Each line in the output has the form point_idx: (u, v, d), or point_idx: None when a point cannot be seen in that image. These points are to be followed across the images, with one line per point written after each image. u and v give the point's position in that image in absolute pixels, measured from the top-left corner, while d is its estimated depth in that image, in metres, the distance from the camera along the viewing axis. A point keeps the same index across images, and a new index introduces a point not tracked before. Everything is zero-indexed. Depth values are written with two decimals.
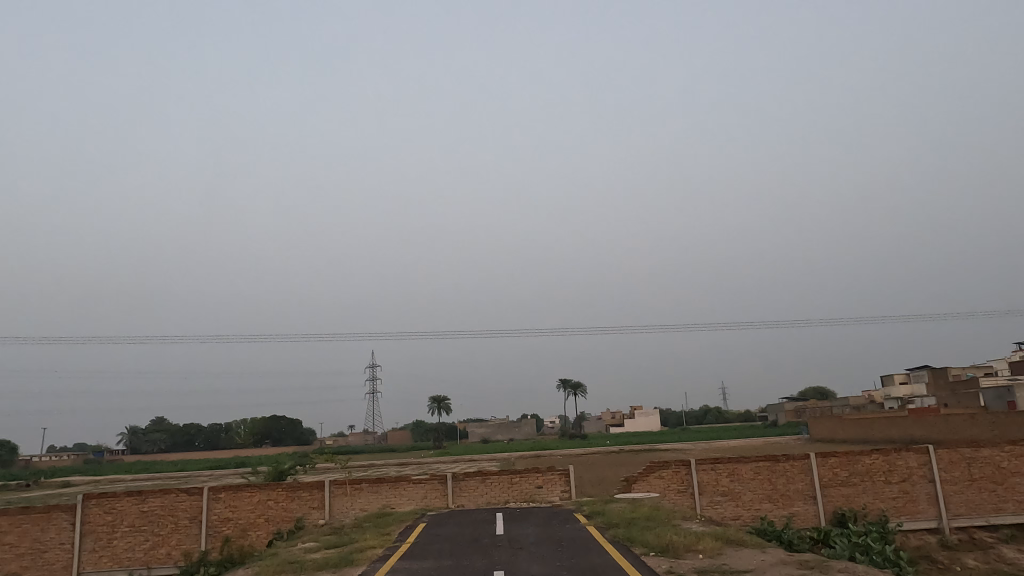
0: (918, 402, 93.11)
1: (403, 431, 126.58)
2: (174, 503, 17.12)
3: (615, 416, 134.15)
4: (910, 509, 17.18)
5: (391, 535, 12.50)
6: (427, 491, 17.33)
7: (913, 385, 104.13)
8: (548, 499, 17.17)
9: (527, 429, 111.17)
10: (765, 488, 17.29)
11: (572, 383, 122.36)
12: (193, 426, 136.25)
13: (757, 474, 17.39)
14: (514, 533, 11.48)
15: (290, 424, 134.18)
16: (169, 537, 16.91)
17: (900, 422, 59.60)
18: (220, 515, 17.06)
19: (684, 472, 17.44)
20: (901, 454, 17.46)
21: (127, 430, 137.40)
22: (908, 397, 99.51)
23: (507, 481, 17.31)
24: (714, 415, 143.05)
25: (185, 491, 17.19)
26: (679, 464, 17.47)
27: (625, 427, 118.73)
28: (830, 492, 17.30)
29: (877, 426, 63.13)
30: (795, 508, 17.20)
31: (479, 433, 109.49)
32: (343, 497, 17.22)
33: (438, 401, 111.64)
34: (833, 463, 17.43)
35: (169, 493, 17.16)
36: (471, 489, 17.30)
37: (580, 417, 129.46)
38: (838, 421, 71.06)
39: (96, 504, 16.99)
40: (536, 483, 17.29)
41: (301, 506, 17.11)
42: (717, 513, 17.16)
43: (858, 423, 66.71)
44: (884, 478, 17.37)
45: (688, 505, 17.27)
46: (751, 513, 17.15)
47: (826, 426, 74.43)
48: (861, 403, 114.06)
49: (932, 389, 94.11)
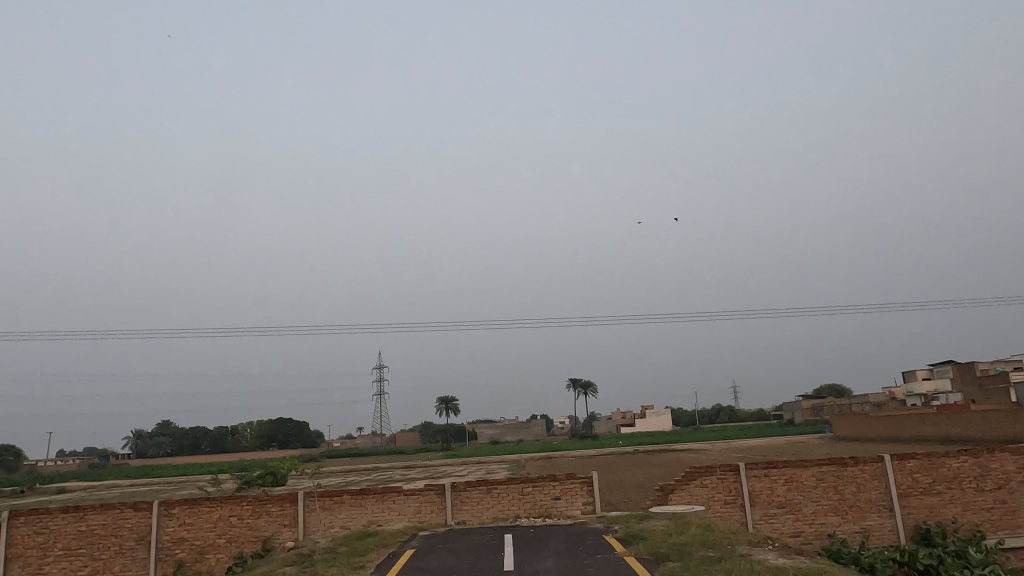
0: (943, 398, 89.14)
1: (411, 433, 123.68)
2: (117, 520, 14.26)
3: (627, 416, 130.69)
4: (1010, 523, 14.12)
5: (366, 569, 9.59)
6: (422, 505, 14.37)
7: (936, 381, 100.25)
8: (567, 513, 14.21)
9: (538, 429, 107.97)
10: (830, 498, 14.29)
11: (583, 382, 119.24)
12: (198, 431, 134.00)
13: (820, 481, 14.38)
14: (529, 569, 8.47)
15: (296, 426, 131.57)
16: (111, 563, 14.08)
17: (934, 420, 56.08)
18: (173, 535, 14.19)
19: (732, 479, 14.41)
20: (996, 456, 14.39)
21: (132, 433, 135.69)
22: (932, 393, 95.80)
23: (519, 492, 14.35)
24: (728, 414, 139.60)
25: (130, 506, 14.31)
26: (725, 470, 14.44)
27: (637, 427, 115.42)
28: (910, 502, 14.23)
29: (908, 423, 59.54)
30: (868, 522, 14.15)
31: (488, 434, 106.57)
32: (320, 512, 14.29)
33: (445, 402, 108.82)
34: (913, 468, 14.37)
35: (111, 510, 14.29)
36: (475, 502, 14.33)
37: (590, 417, 126.23)
38: (864, 418, 67.54)
39: (25, 524, 14.17)
40: (552, 494, 14.34)
41: (270, 524, 14.20)
42: (773, 529, 14.13)
43: (887, 420, 63.05)
44: (976, 485, 14.31)
45: (738, 520, 14.24)
46: (814, 529, 14.13)
47: (850, 424, 70.89)
48: (882, 400, 110.06)
49: (958, 386, 90.31)
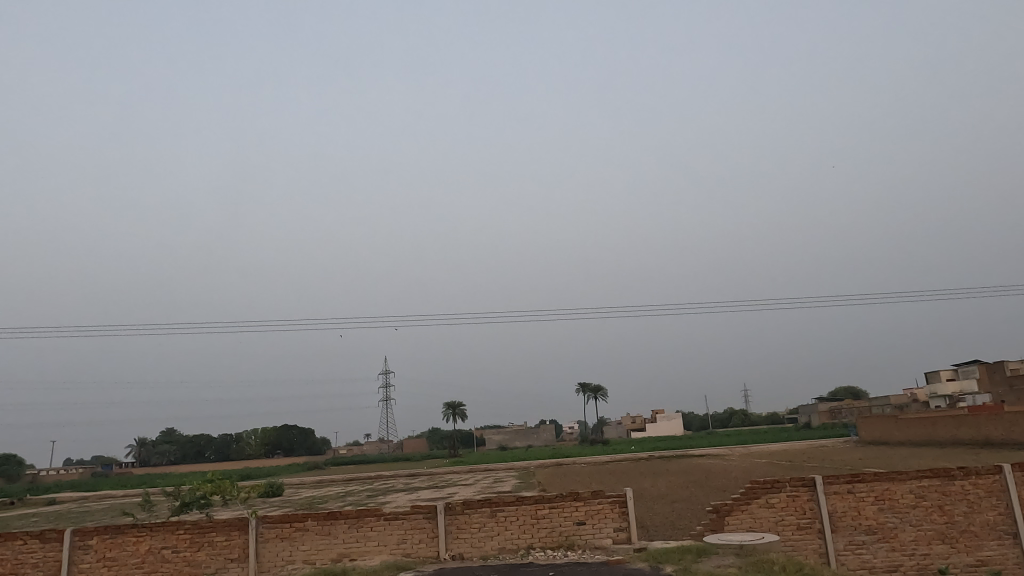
0: (970, 399, 85.02)
1: (417, 439, 120.57)
2: (19, 556, 11.17)
3: (637, 421, 126.91)
4: None
5: None
6: (407, 533, 11.18)
7: (961, 381, 95.85)
8: (594, 541, 11.04)
9: (547, 434, 104.60)
10: (934, 522, 11.06)
11: (593, 387, 115.80)
12: (203, 438, 131.38)
13: (919, 499, 11.15)
14: None
15: (302, 433, 128.71)
16: None
17: (972, 421, 52.20)
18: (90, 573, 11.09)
19: (807, 497, 11.20)
20: None
21: (137, 441, 133.94)
22: (957, 394, 91.66)
23: (532, 517, 11.17)
24: (740, 417, 135.75)
25: (36, 536, 11.22)
26: (797, 484, 11.25)
27: (648, 432, 111.83)
28: None
29: (942, 425, 55.72)
30: (986, 554, 10.90)
31: (496, 439, 103.11)
32: (276, 544, 11.15)
33: (452, 408, 105.52)
34: None
35: (11, 542, 11.20)
36: (475, 529, 11.14)
37: (600, 421, 122.63)
38: (893, 420, 63.74)
39: None
40: (576, 518, 11.15)
41: (212, 559, 11.08)
42: (862, 561, 10.92)
43: (919, 421, 59.03)
44: None
45: (816, 551, 11.02)
46: (917, 561, 10.91)
47: (878, 426, 66.99)
48: (903, 402, 105.91)
49: (986, 386, 86.19)
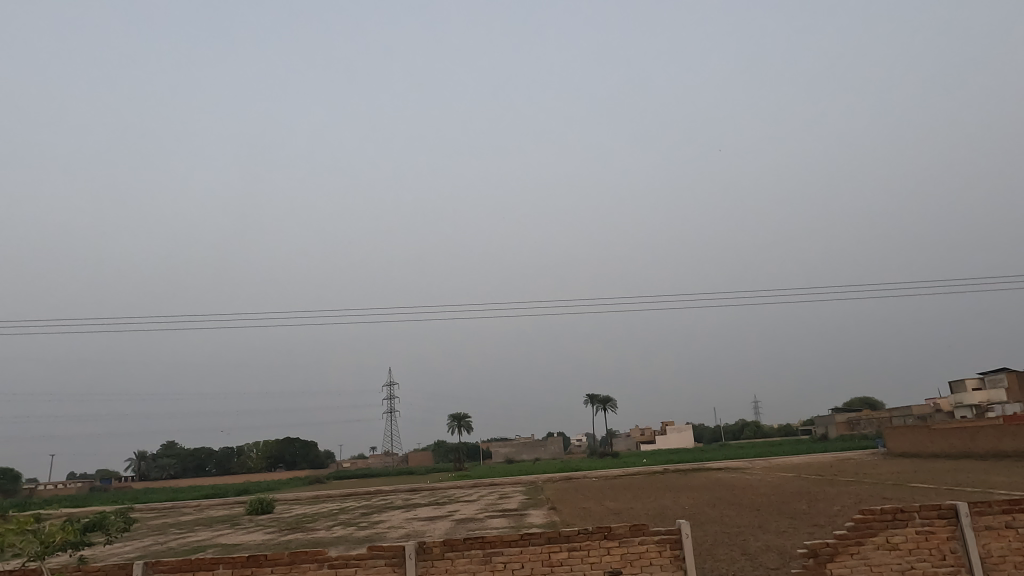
0: (999, 409, 80.28)
1: (422, 451, 116.47)
2: None
3: (648, 434, 122.45)
4: None
5: None
6: None
7: (989, 391, 91.04)
8: None
9: (554, 447, 100.35)
10: None
11: (602, 398, 111.88)
12: (204, 452, 127.79)
13: None
14: None
15: (305, 446, 124.83)
16: None
17: (1016, 432, 47.94)
18: None
19: (946, 533, 7.64)
20: None
21: (137, 455, 130.58)
22: (986, 404, 87.04)
23: (545, 563, 7.65)
24: (753, 430, 131.09)
25: None
26: (928, 512, 7.70)
27: (659, 445, 107.53)
28: None
29: (982, 436, 51.39)
30: None
31: (503, 452, 98.98)
32: None
33: (457, 420, 101.61)
34: None
35: None
36: None
37: (609, 434, 118.21)
38: (925, 431, 59.38)
39: None
40: (607, 566, 7.64)
41: None
42: None
43: (954, 433, 54.77)
44: None
45: None
46: None
47: (908, 438, 62.53)
48: (926, 413, 101.19)
49: (1016, 396, 81.59)
